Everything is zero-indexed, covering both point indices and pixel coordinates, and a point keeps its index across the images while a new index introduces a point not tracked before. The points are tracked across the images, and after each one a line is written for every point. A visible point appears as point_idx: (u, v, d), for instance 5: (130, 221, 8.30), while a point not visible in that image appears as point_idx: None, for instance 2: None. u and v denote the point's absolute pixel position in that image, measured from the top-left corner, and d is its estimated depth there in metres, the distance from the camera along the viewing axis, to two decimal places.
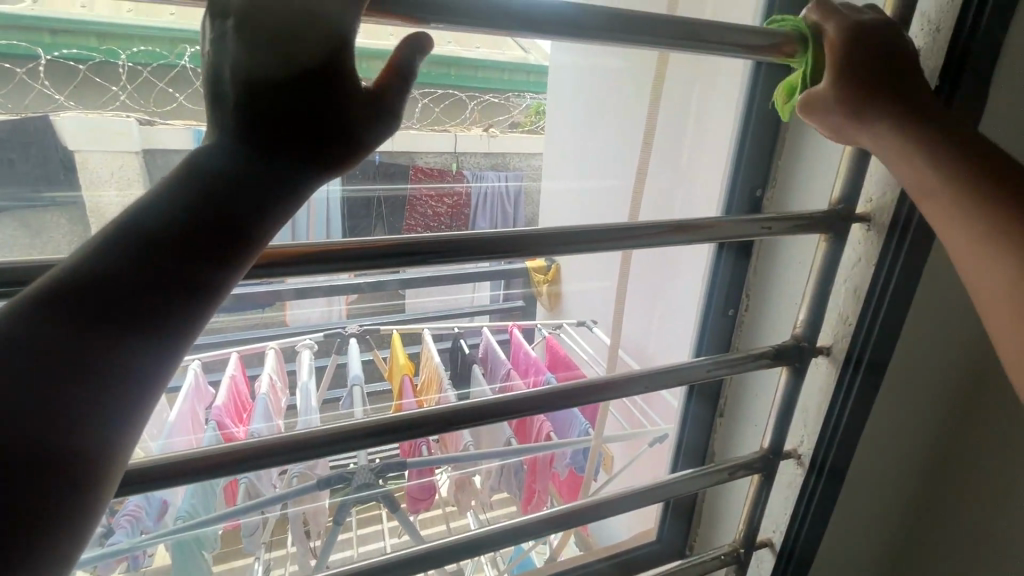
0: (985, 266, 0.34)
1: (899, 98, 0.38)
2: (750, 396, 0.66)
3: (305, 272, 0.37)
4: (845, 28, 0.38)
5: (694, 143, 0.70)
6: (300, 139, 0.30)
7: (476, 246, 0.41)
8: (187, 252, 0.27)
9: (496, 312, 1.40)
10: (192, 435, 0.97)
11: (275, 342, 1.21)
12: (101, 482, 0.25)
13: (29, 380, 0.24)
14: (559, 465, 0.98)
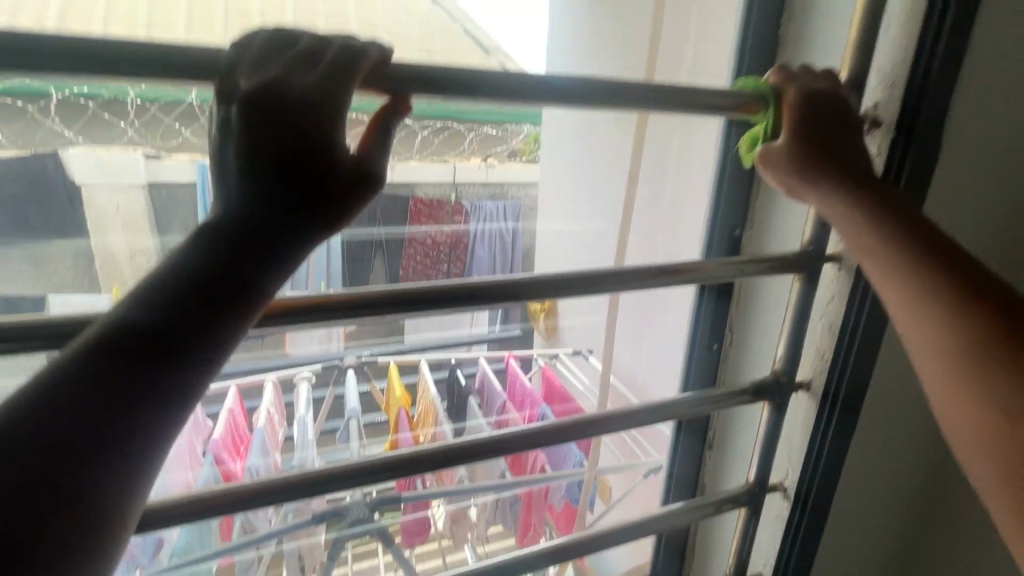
0: (916, 323, 0.37)
1: (844, 160, 0.42)
2: (736, 429, 0.68)
3: (304, 322, 0.40)
4: (796, 95, 0.42)
5: (676, 183, 0.74)
6: (307, 196, 0.32)
7: (464, 293, 0.44)
8: (202, 302, 0.28)
9: (495, 341, 1.47)
10: (189, 470, 0.98)
11: (274, 375, 1.22)
12: (115, 530, 0.24)
13: (49, 430, 0.24)
14: (554, 498, 1.00)
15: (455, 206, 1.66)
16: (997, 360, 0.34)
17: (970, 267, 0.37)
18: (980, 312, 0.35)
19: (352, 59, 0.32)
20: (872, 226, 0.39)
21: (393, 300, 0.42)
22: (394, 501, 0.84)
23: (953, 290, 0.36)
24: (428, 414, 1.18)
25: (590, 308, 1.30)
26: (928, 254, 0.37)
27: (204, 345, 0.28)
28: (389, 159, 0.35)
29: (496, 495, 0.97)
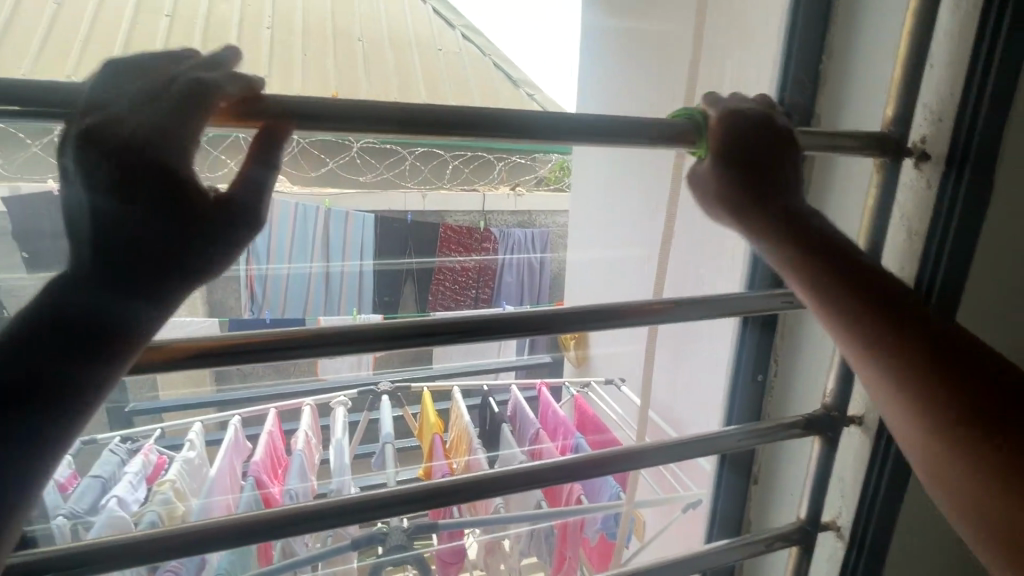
0: (880, 364, 0.38)
1: (775, 198, 0.43)
2: (783, 463, 0.66)
3: (338, 350, 0.41)
4: (733, 133, 0.42)
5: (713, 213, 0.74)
6: (179, 217, 0.35)
7: (521, 323, 0.45)
8: (88, 325, 0.33)
9: (521, 368, 1.51)
10: (229, 494, 1.04)
11: (311, 399, 1.22)
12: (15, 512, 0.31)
13: None
14: (590, 530, 0.97)
15: (484, 233, 1.75)
16: (941, 395, 0.36)
17: (909, 305, 0.39)
18: (921, 351, 0.37)
19: (204, 88, 0.34)
20: (813, 267, 0.41)
21: (420, 331, 0.43)
22: (432, 528, 0.84)
23: (896, 329, 0.38)
24: (461, 441, 1.17)
25: (625, 338, 1.28)
26: (867, 294, 0.39)
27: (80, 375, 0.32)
28: (275, 177, 0.37)
29: (529, 527, 0.95)
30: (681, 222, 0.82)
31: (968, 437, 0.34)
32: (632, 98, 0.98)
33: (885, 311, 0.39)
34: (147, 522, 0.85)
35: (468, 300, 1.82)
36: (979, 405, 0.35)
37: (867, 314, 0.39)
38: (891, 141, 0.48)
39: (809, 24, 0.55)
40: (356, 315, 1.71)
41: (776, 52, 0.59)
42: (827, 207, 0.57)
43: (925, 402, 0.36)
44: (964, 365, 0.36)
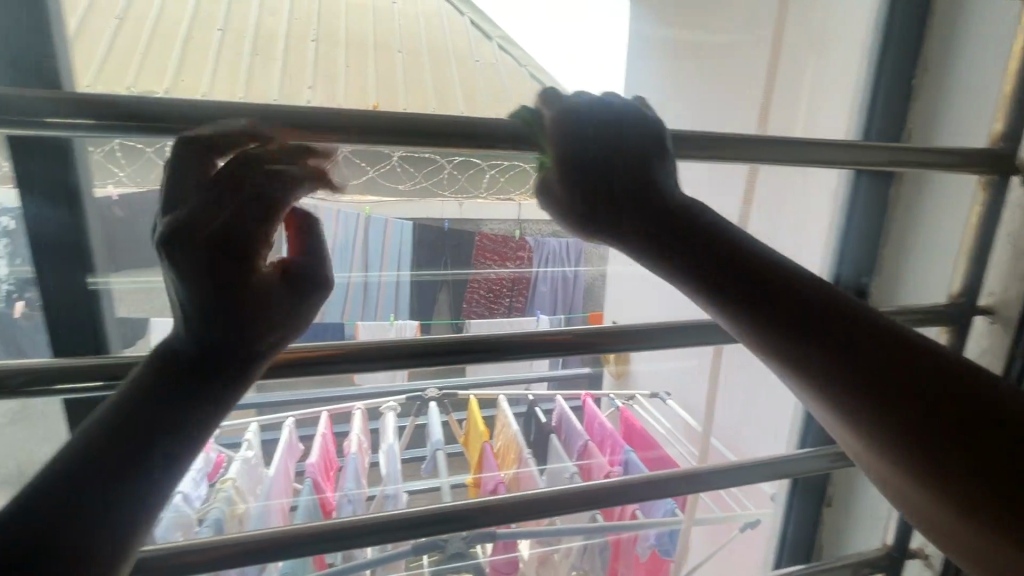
0: (836, 413, 0.37)
1: (665, 224, 0.41)
2: (861, 486, 0.65)
3: (372, 367, 0.51)
4: (570, 160, 0.41)
5: (788, 227, 0.74)
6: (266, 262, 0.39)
7: (568, 344, 0.54)
8: (203, 359, 0.36)
9: (557, 381, 1.46)
10: (284, 498, 1.05)
11: (362, 403, 1.24)
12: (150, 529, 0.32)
13: (95, 462, 0.31)
14: (642, 547, 0.96)
15: (518, 241, 1.47)
16: (897, 423, 0.35)
17: (839, 323, 0.37)
18: (866, 376, 0.36)
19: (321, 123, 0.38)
20: (733, 307, 0.39)
21: (449, 350, 0.52)
22: (490, 538, 0.84)
23: (835, 358, 0.37)
24: (509, 450, 1.16)
25: (676, 353, 1.26)
26: (785, 319, 0.38)
27: (189, 418, 0.34)
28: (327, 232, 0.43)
29: (582, 540, 0.94)
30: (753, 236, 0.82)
31: (920, 453, 0.34)
32: (697, 110, 0.97)
33: (819, 340, 0.37)
34: (212, 521, 0.88)
35: (503, 311, 1.58)
36: (924, 408, 0.34)
37: (799, 350, 0.37)
38: (999, 158, 0.48)
39: (903, 37, 0.55)
40: (393, 320, 1.45)
41: (863, 68, 0.59)
42: (918, 220, 0.57)
43: (883, 430, 0.35)
44: (915, 378, 0.35)
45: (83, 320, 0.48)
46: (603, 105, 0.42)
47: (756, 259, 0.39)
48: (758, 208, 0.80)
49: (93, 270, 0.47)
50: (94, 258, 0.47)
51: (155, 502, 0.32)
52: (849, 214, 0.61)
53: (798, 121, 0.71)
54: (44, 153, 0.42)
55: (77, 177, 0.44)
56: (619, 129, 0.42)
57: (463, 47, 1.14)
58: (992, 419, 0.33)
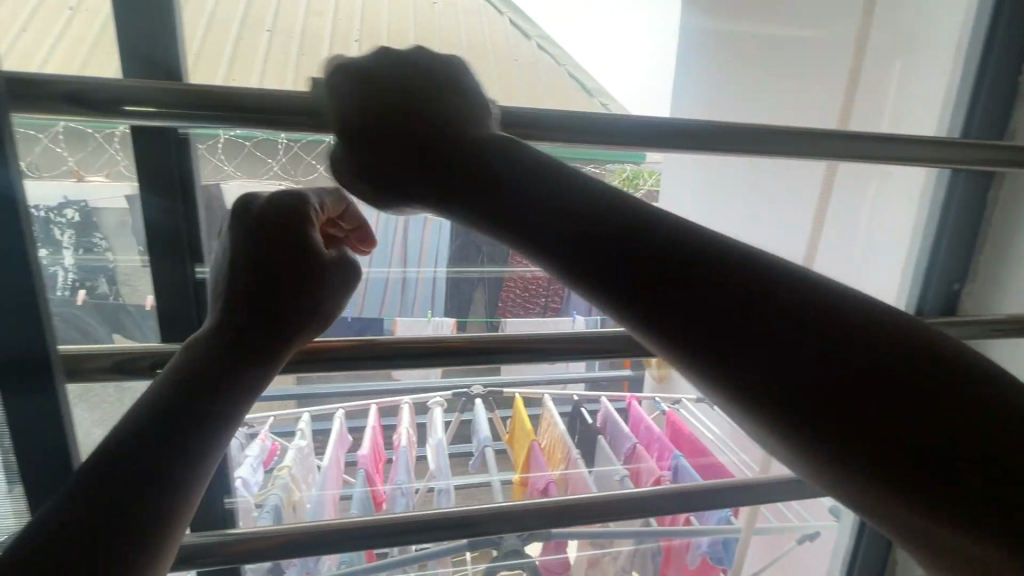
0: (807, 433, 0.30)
1: (572, 215, 0.36)
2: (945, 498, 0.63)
3: (412, 364, 0.52)
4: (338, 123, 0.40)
5: (871, 231, 0.74)
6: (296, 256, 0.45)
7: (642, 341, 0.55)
8: (240, 345, 0.41)
9: (590, 380, 1.39)
10: (335, 489, 1.07)
11: (410, 398, 1.26)
12: (191, 496, 0.35)
13: (148, 435, 0.35)
14: (694, 554, 0.94)
15: None
16: (842, 432, 0.29)
17: (796, 322, 0.31)
18: (819, 382, 0.30)
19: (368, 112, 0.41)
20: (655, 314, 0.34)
21: (498, 352, 0.53)
22: (543, 538, 0.84)
23: (788, 363, 0.30)
24: (555, 449, 1.15)
25: None
26: (748, 326, 0.31)
27: (210, 416, 0.37)
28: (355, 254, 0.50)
29: (634, 543, 0.93)
30: (827, 236, 0.81)
31: (900, 468, 0.28)
32: (761, 108, 0.96)
33: (761, 348, 0.31)
34: (271, 507, 0.90)
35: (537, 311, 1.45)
36: (918, 420, 0.28)
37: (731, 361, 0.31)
38: None
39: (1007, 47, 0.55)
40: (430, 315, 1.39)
41: (957, 69, 0.60)
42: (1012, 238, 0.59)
43: (842, 447, 0.29)
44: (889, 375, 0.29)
45: (189, 308, 0.52)
46: (369, 62, 0.41)
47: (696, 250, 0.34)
48: (834, 204, 0.79)
49: (201, 261, 0.51)
50: (202, 249, 0.51)
51: (184, 492, 0.34)
52: (943, 218, 0.62)
53: (884, 118, 0.72)
54: (164, 151, 0.47)
55: (192, 174, 0.48)
56: (400, 89, 0.40)
57: (502, 46, 1.03)
58: (979, 416, 0.27)
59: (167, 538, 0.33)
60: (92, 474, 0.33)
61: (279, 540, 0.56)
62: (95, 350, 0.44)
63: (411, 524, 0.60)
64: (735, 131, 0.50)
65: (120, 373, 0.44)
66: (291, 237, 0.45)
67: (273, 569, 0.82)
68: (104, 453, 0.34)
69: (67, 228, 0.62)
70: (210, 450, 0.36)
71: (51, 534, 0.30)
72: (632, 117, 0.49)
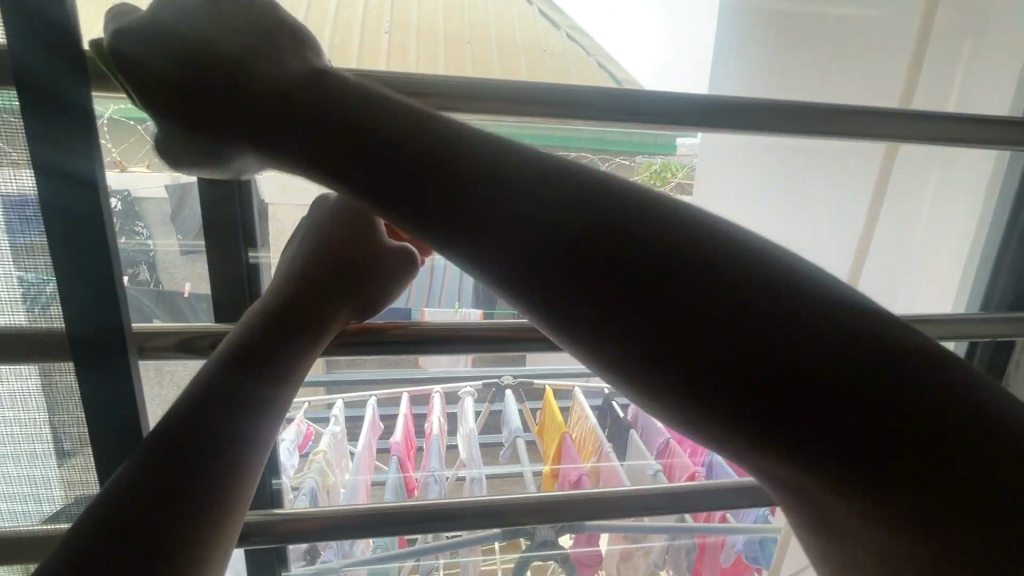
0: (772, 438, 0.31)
1: (556, 228, 0.34)
2: None
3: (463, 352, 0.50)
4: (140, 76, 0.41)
5: (933, 222, 0.71)
6: (350, 262, 0.50)
7: None
8: (290, 332, 0.43)
9: None
10: (368, 475, 1.08)
11: (440, 387, 1.26)
12: (250, 475, 0.36)
13: (202, 415, 0.36)
14: (730, 552, 0.93)
15: None
16: (815, 438, 0.30)
17: (783, 340, 0.31)
18: (789, 391, 0.30)
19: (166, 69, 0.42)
20: (639, 335, 0.33)
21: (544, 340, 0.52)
22: (577, 529, 0.83)
23: (754, 374, 0.31)
24: (586, 441, 1.15)
25: None
26: (709, 337, 0.31)
27: (255, 399, 0.38)
28: (389, 279, 0.51)
29: (668, 538, 0.92)
30: (881, 227, 0.79)
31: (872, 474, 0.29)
32: (808, 94, 0.93)
33: (728, 360, 0.31)
34: (308, 491, 0.91)
35: None
36: (899, 427, 0.29)
37: (719, 383, 0.31)
38: None
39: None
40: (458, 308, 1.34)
41: None
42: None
43: (814, 451, 0.30)
44: (882, 403, 0.29)
45: (243, 292, 0.53)
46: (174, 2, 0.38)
47: (677, 263, 0.33)
48: (889, 193, 0.77)
49: (254, 248, 0.52)
50: (255, 234, 0.52)
51: (245, 468, 0.35)
52: (1015, 210, 0.60)
53: (948, 102, 0.69)
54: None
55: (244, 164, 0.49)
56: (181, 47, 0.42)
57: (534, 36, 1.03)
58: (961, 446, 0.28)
59: (230, 516, 0.34)
60: (147, 455, 0.34)
61: (326, 523, 0.57)
62: (156, 330, 0.45)
63: (453, 511, 0.61)
64: (796, 113, 0.48)
65: (186, 354, 0.46)
66: (350, 247, 0.51)
67: (311, 552, 0.83)
68: (162, 434, 0.35)
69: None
70: (263, 429, 0.37)
71: (119, 513, 0.31)
72: (692, 96, 0.47)
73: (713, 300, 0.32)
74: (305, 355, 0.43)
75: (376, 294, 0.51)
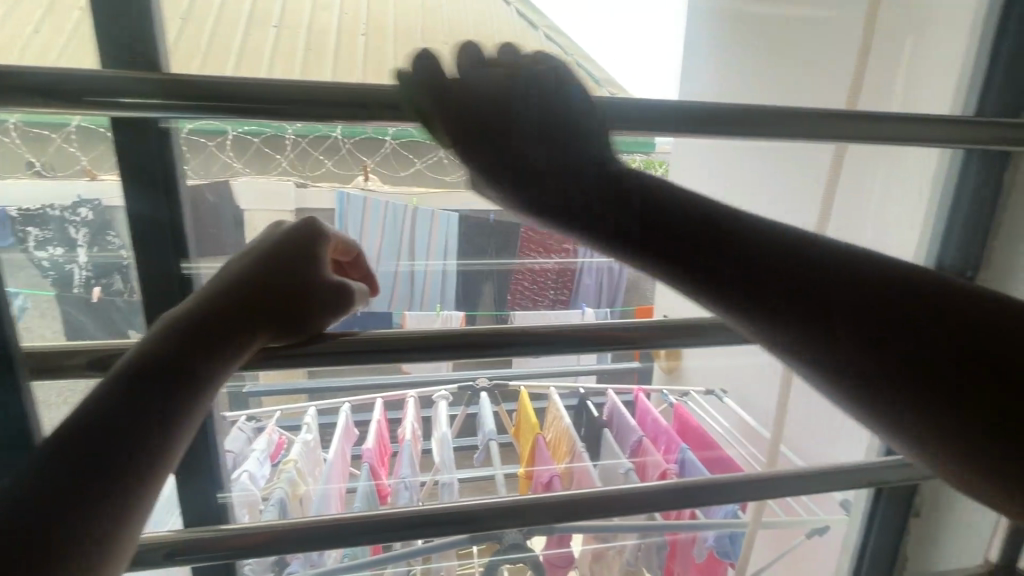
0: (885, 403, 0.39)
1: (728, 234, 0.44)
2: (952, 495, 0.64)
3: (420, 358, 0.51)
4: (415, 93, 0.47)
5: (883, 217, 0.73)
6: (294, 275, 0.47)
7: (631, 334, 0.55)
8: (219, 337, 0.41)
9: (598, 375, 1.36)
10: (341, 483, 1.07)
11: (415, 391, 1.25)
12: (151, 487, 0.35)
13: (98, 426, 0.34)
14: (700, 548, 0.93)
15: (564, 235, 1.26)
16: (921, 398, 0.38)
17: (896, 323, 0.39)
18: (901, 365, 0.38)
19: (471, 108, 0.52)
20: (792, 318, 0.41)
21: (497, 341, 0.52)
22: (546, 531, 0.83)
23: (869, 351, 0.39)
24: (560, 443, 1.14)
25: (733, 351, 1.25)
26: (845, 323, 0.39)
27: (170, 408, 0.37)
28: (329, 301, 0.48)
29: (639, 537, 0.93)
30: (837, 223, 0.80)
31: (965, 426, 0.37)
32: (770, 92, 0.95)
33: (857, 338, 0.39)
34: (276, 502, 0.90)
35: (548, 304, 1.39)
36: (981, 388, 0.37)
37: (854, 358, 0.39)
38: None
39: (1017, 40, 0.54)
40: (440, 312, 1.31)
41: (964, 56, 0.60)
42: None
43: (919, 411, 0.38)
44: (964, 376, 0.37)
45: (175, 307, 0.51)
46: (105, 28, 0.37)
47: (820, 262, 0.41)
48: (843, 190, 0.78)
49: (186, 255, 0.51)
50: (187, 244, 0.51)
51: (149, 482, 0.34)
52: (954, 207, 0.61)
53: (894, 100, 0.71)
54: (145, 142, 0.46)
55: (172, 167, 0.48)
56: (480, 93, 0.52)
57: None
58: (1011, 411, 0.36)
59: (127, 530, 0.33)
60: (37, 471, 0.32)
61: (277, 536, 0.56)
62: (73, 348, 0.46)
63: (409, 520, 0.60)
64: (737, 112, 0.48)
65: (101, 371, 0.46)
66: (300, 260, 0.48)
67: (279, 563, 0.83)
68: (52, 449, 0.33)
69: (81, 226, 0.64)
70: (167, 438, 0.36)
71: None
72: (633, 98, 0.48)
73: (851, 293, 0.40)
74: (232, 364, 0.42)
75: (324, 310, 0.48)
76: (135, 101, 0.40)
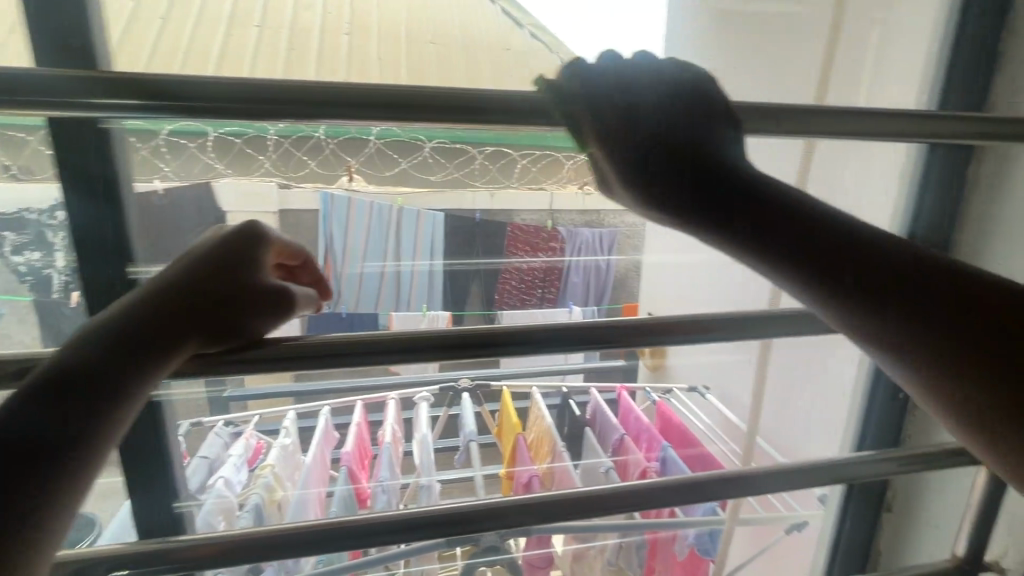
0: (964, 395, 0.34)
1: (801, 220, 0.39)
2: (923, 489, 0.64)
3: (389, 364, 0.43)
4: (569, 105, 0.42)
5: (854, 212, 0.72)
6: (233, 277, 0.41)
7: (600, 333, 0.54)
8: (136, 347, 0.36)
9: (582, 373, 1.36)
10: (320, 488, 1.06)
11: (396, 393, 1.24)
12: (55, 514, 0.32)
13: None
14: (680, 545, 0.92)
15: (550, 232, 1.32)
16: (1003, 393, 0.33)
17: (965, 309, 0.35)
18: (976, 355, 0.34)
19: (629, 116, 0.43)
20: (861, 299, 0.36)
21: (481, 341, 0.45)
22: (524, 533, 0.83)
23: (941, 338, 0.35)
24: (542, 443, 1.14)
25: (715, 348, 1.25)
26: (920, 308, 0.35)
27: (73, 429, 0.33)
28: (273, 308, 0.41)
29: (619, 536, 0.93)
30: None
31: None
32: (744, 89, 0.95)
33: (929, 324, 0.35)
34: (252, 508, 0.88)
35: (536, 304, 1.38)
36: None
37: (929, 344, 0.35)
38: None
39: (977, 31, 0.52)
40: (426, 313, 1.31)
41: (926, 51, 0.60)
42: (988, 248, 0.59)
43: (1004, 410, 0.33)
44: None
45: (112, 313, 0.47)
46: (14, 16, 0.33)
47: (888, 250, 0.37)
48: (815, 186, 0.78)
49: (133, 260, 0.47)
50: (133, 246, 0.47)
51: (48, 512, 0.31)
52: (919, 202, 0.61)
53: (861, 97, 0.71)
54: (86, 142, 0.43)
55: (118, 170, 0.45)
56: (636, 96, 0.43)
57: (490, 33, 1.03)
58: None
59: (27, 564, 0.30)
60: None
61: None
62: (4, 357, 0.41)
63: None
64: None
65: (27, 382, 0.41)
66: (241, 261, 0.42)
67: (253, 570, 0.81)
68: None
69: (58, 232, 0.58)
70: (75, 460, 0.33)
71: None
72: None
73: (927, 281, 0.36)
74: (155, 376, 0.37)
75: (267, 317, 0.41)
76: (63, 100, 0.35)
